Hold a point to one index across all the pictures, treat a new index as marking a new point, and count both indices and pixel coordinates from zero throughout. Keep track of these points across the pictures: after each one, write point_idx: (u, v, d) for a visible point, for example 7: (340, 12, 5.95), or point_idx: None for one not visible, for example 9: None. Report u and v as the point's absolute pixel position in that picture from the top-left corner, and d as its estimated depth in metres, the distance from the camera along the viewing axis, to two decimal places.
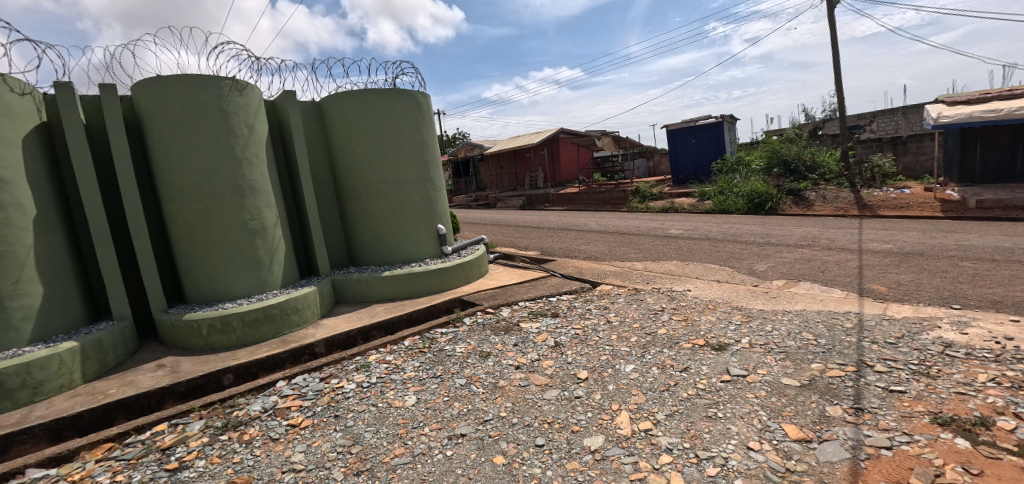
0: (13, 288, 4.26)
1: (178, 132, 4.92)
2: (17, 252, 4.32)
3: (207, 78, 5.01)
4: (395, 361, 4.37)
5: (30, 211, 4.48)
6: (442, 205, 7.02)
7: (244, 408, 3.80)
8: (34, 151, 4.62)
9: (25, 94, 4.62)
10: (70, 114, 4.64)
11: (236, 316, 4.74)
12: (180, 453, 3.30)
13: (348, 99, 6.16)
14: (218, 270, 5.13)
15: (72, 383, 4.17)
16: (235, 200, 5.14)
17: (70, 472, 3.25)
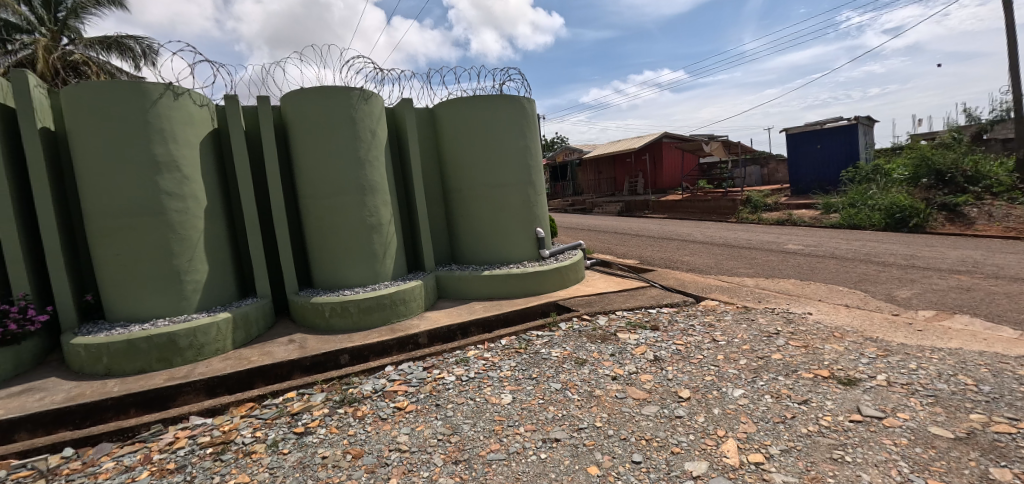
0: (188, 265, 5.16)
1: (315, 136, 5.58)
2: (193, 236, 5.22)
3: (340, 89, 5.63)
4: (492, 359, 4.52)
5: (204, 202, 5.38)
6: (541, 210, 7.10)
7: (358, 387, 4.19)
8: (209, 152, 5.55)
9: (204, 106, 5.57)
10: (234, 121, 5.50)
11: (354, 303, 5.23)
12: (306, 419, 3.73)
13: (459, 106, 6.52)
14: (340, 260, 5.71)
15: (225, 348, 4.94)
16: (357, 198, 5.69)
17: (222, 423, 3.86)
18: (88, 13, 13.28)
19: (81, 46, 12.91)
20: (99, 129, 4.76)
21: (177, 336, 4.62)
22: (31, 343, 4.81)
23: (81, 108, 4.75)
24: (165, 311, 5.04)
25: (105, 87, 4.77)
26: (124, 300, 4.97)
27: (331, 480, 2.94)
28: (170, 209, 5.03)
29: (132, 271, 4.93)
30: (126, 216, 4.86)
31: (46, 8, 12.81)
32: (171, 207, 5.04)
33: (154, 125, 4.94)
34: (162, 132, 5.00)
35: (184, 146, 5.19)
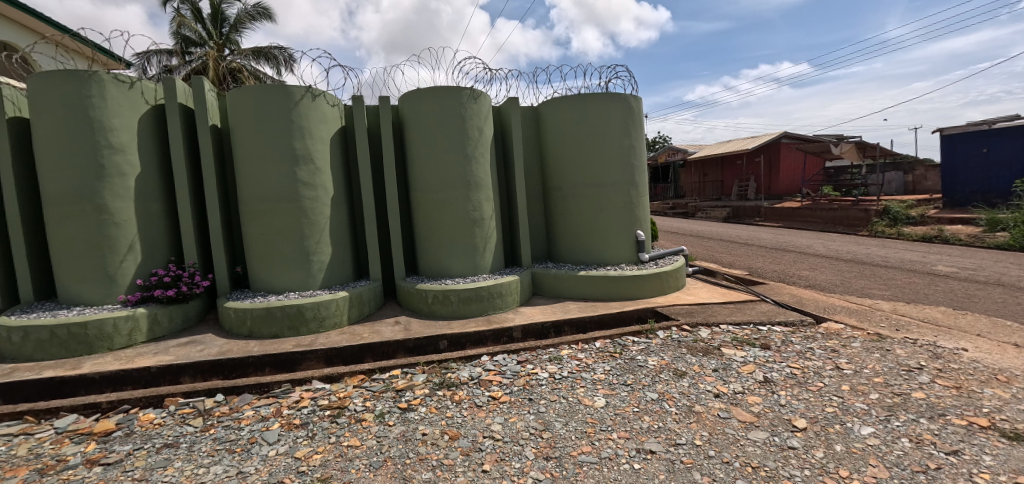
0: (315, 247, 5.82)
1: (427, 134, 5.95)
2: (321, 222, 5.87)
3: (453, 89, 5.95)
4: (586, 360, 4.51)
5: (331, 192, 6.02)
6: (643, 212, 6.86)
7: (456, 372, 4.43)
8: (337, 147, 6.19)
9: (335, 106, 6.22)
10: (359, 120, 6.09)
11: (454, 292, 5.52)
12: (409, 396, 4.04)
13: (563, 105, 6.55)
14: (444, 250, 6.06)
15: (342, 323, 5.50)
16: (463, 193, 5.99)
17: (338, 390, 4.32)
18: (246, 26, 15.51)
19: (240, 56, 15.17)
20: (254, 126, 5.56)
21: (304, 308, 5.25)
22: (195, 303, 5.78)
23: (241, 108, 5.58)
24: (296, 286, 5.75)
25: (260, 90, 5.54)
26: (266, 274, 5.75)
27: (430, 456, 3.16)
28: (304, 196, 5.71)
29: (273, 250, 5.69)
30: (271, 202, 5.63)
31: (214, 24, 15.18)
32: (305, 195, 5.72)
33: (295, 123, 5.65)
34: (301, 129, 5.69)
35: (318, 142, 5.85)
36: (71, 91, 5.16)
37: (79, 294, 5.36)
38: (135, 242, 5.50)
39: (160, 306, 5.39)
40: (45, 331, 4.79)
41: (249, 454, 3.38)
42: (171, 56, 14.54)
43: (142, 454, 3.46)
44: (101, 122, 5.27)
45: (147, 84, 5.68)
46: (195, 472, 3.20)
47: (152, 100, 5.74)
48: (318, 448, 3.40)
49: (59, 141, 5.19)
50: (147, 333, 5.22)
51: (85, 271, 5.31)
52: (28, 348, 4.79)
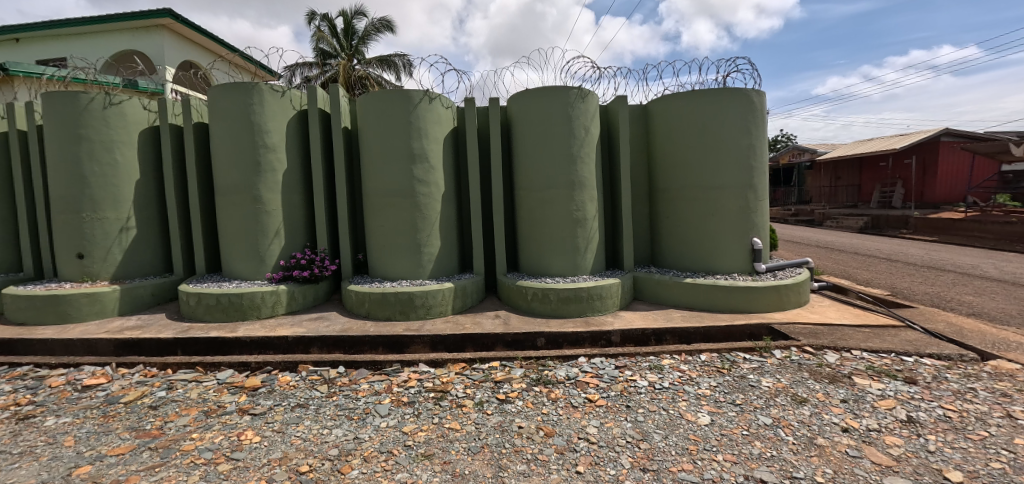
0: (426, 240, 6.25)
1: (534, 133, 6.07)
2: (432, 217, 6.29)
3: (561, 88, 5.98)
4: (689, 373, 4.30)
5: (443, 189, 6.41)
6: (762, 218, 6.29)
7: (553, 370, 4.51)
8: (450, 147, 6.58)
9: (450, 108, 6.61)
10: (470, 121, 6.40)
11: (554, 291, 5.58)
12: (507, 389, 4.19)
13: (675, 103, 6.26)
14: (545, 249, 6.14)
15: (447, 312, 5.86)
16: (567, 192, 6.01)
17: (442, 374, 4.62)
18: (372, 38, 17.13)
19: (368, 63, 16.84)
20: (379, 128, 6.13)
21: (414, 296, 5.68)
22: (324, 284, 6.55)
23: (368, 112, 6.18)
24: (409, 274, 6.24)
25: (385, 95, 6.09)
26: (383, 262, 6.32)
27: (525, 449, 3.25)
28: (419, 192, 6.17)
29: (390, 241, 6.23)
30: (390, 196, 6.16)
31: (346, 37, 16.98)
32: (420, 192, 6.18)
33: (414, 124, 6.12)
34: (419, 130, 6.15)
35: (433, 142, 6.27)
36: (239, 100, 6.14)
37: (238, 270, 6.37)
38: (281, 228, 6.39)
39: (297, 285, 6.21)
40: (213, 298, 5.77)
41: (364, 423, 3.77)
42: (311, 67, 16.55)
43: (280, 410, 4.03)
44: (260, 126, 6.21)
45: (295, 92, 6.55)
46: (320, 432, 3.65)
47: (298, 106, 6.61)
48: (423, 426, 3.67)
49: (230, 142, 6.22)
50: (286, 306, 6.04)
51: (243, 251, 6.30)
52: (200, 311, 5.82)
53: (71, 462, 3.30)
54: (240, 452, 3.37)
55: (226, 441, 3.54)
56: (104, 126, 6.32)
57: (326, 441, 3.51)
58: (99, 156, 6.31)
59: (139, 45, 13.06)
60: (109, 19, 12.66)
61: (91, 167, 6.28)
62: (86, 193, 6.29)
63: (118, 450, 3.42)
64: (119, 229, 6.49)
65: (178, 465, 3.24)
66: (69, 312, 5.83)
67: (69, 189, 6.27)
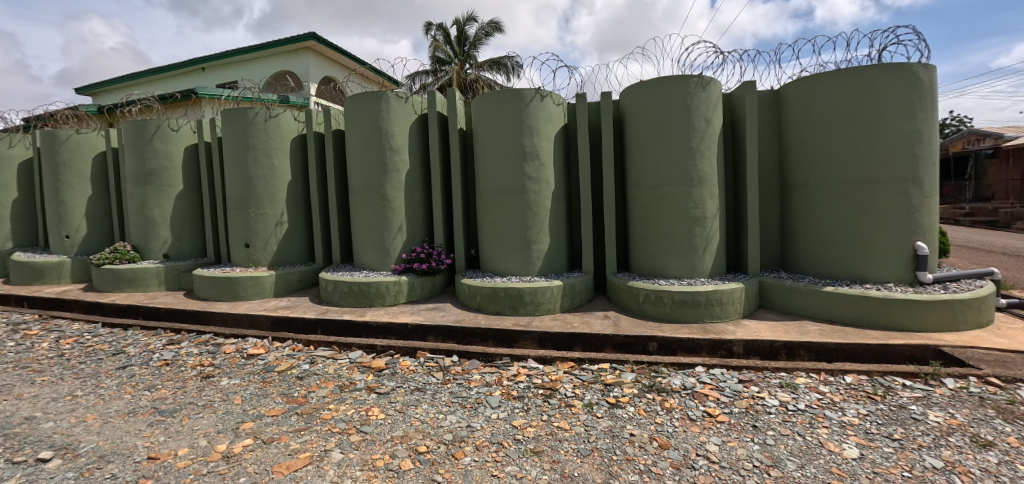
0: (536, 237, 6.31)
1: (649, 127, 5.78)
2: (542, 214, 6.33)
3: (679, 78, 5.61)
4: (831, 396, 3.78)
5: (553, 186, 6.41)
6: (931, 218, 5.24)
7: (667, 378, 4.29)
8: (560, 144, 6.56)
9: (561, 105, 6.58)
10: (582, 117, 6.30)
11: (668, 293, 5.28)
12: (617, 393, 4.07)
13: (817, 86, 5.52)
14: (659, 249, 5.83)
15: (555, 309, 5.86)
16: (684, 189, 5.63)
17: (551, 371, 4.65)
18: (482, 42, 17.83)
19: (479, 67, 17.61)
20: (492, 127, 6.32)
21: (524, 292, 5.77)
22: (440, 277, 6.97)
23: (482, 112, 6.40)
24: (519, 270, 6.36)
25: (499, 95, 6.26)
26: (494, 258, 6.53)
27: (637, 458, 3.10)
28: (530, 190, 6.25)
29: (501, 237, 6.41)
30: (502, 194, 6.33)
31: (459, 43, 17.93)
32: (531, 189, 6.25)
33: (526, 123, 6.20)
34: (530, 128, 6.22)
35: (544, 140, 6.31)
36: (370, 107, 6.78)
37: (367, 261, 7.05)
38: (403, 224, 6.93)
39: (416, 276, 6.68)
40: (346, 285, 6.46)
41: (476, 412, 3.91)
42: (428, 73, 17.64)
43: (402, 392, 4.37)
44: (388, 130, 6.79)
45: (417, 98, 7.04)
46: (437, 416, 3.87)
47: (419, 110, 7.10)
48: (532, 422, 3.70)
49: (362, 145, 6.90)
50: (407, 296, 6.53)
51: (371, 244, 6.96)
52: (336, 296, 6.55)
53: (239, 417, 3.92)
54: (368, 426, 3.72)
55: (357, 415, 3.93)
56: (265, 136, 7.43)
57: (442, 426, 3.71)
58: (262, 161, 7.44)
59: (291, 65, 15.13)
60: (269, 45, 14.86)
61: (256, 170, 7.42)
62: (252, 193, 7.46)
63: (273, 412, 3.99)
64: (275, 223, 7.57)
65: (319, 431, 3.68)
66: (239, 292, 6.94)
67: (240, 189, 7.49)
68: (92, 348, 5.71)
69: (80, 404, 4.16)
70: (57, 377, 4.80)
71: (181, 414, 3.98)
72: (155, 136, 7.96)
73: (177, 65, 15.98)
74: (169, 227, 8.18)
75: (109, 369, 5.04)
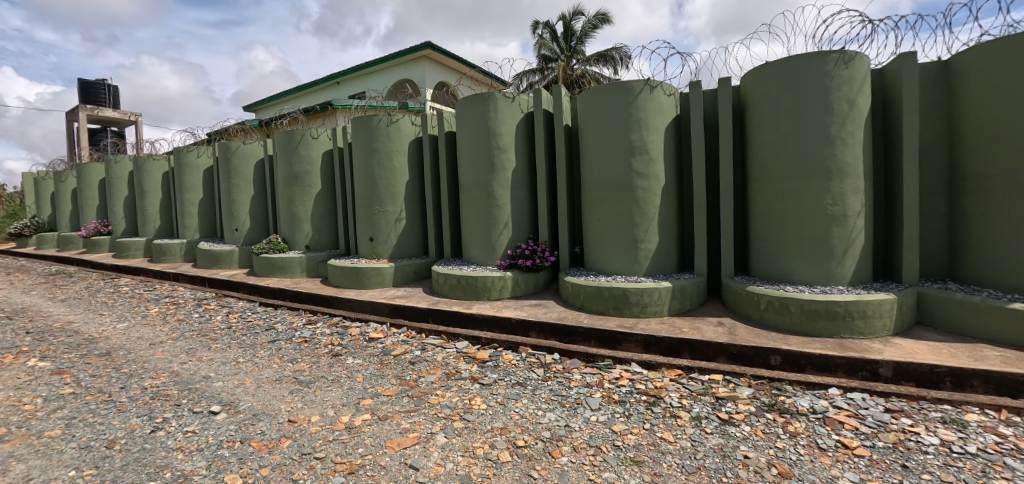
0: (643, 235, 6.02)
1: (775, 114, 5.17)
2: (651, 212, 6.02)
3: (815, 55, 4.91)
4: (1015, 442, 3.06)
5: (663, 182, 6.06)
6: None
7: (792, 398, 3.82)
8: (672, 137, 6.17)
9: (672, 95, 6.17)
10: (696, 107, 5.85)
11: (796, 301, 4.67)
12: (730, 408, 3.72)
13: (1003, 52, 4.44)
14: (787, 251, 5.19)
15: (662, 312, 5.53)
16: (819, 183, 4.93)
17: (656, 378, 4.41)
18: (589, 35, 17.53)
19: (585, 62, 17.41)
20: (598, 122, 6.17)
21: (629, 293, 5.54)
22: (543, 273, 7.02)
23: (588, 107, 6.28)
24: (624, 270, 6.13)
25: (605, 88, 6.08)
26: (599, 256, 6.38)
27: None
28: (637, 186, 5.98)
29: (606, 235, 6.24)
30: (608, 190, 6.15)
31: (566, 39, 17.89)
32: (639, 185, 5.98)
33: (634, 115, 5.94)
34: (639, 121, 5.94)
35: (654, 133, 5.98)
36: (479, 108, 7.05)
37: (475, 256, 7.37)
38: (509, 221, 7.10)
39: (521, 272, 6.81)
40: (455, 278, 6.80)
41: (575, 413, 3.85)
42: (534, 72, 17.90)
43: (503, 384, 4.48)
44: (495, 130, 7.00)
45: (523, 97, 7.15)
46: (536, 412, 3.89)
47: (526, 109, 7.20)
48: (633, 429, 3.54)
49: (472, 145, 7.21)
50: (511, 291, 6.68)
51: (479, 240, 7.25)
52: (445, 288, 6.94)
53: (361, 393, 4.36)
54: (471, 415, 3.88)
55: (461, 403, 4.12)
56: (387, 140, 8.13)
57: (540, 423, 3.72)
58: (384, 163, 8.16)
59: (410, 74, 16.38)
60: (392, 56, 16.24)
61: (380, 171, 8.17)
62: (376, 192, 8.23)
63: (388, 392, 4.36)
64: (395, 219, 8.27)
65: (427, 414, 3.92)
66: (363, 280, 7.71)
67: (367, 188, 8.31)
68: (251, 323, 6.78)
69: (242, 369, 4.97)
70: (226, 345, 5.80)
71: (315, 385, 4.54)
72: (300, 143, 9.19)
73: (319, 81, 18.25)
74: (310, 222, 9.40)
75: (263, 341, 5.95)
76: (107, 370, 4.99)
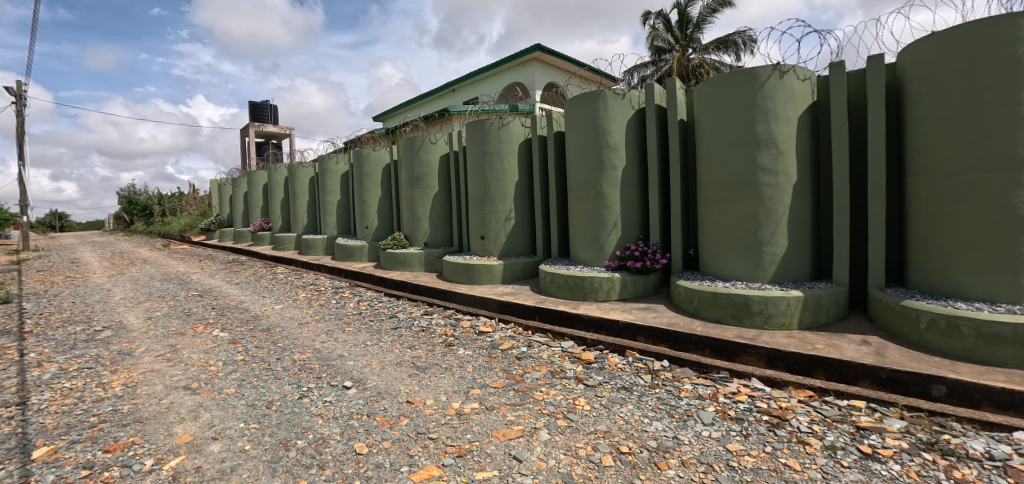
0: (769, 238, 5.45)
1: (943, 95, 4.33)
2: (779, 211, 5.43)
3: (1002, 19, 4.00)
4: None
5: (795, 178, 5.43)
6: None
7: (960, 439, 3.19)
8: (806, 126, 5.50)
9: (806, 80, 5.50)
10: (837, 92, 5.14)
11: (971, 323, 3.86)
12: (875, 442, 3.22)
13: None
14: (958, 259, 4.32)
15: (791, 325, 4.94)
16: (1006, 176, 4.01)
17: (781, 397, 3.97)
18: (708, 21, 16.38)
19: (702, 50, 16.31)
20: (717, 114, 5.73)
21: (751, 301, 5.05)
22: (653, 276, 6.73)
23: (706, 99, 5.87)
24: (745, 275, 5.61)
25: (726, 78, 5.63)
26: (716, 260, 5.93)
27: None
28: (763, 183, 5.44)
29: (725, 237, 5.77)
30: (727, 188, 5.69)
31: (680, 28, 16.93)
32: (765, 182, 5.43)
33: (760, 105, 5.40)
34: (766, 111, 5.39)
35: (784, 124, 5.39)
36: (588, 106, 6.99)
37: (582, 256, 7.33)
38: (618, 221, 6.93)
39: (629, 274, 6.60)
40: (561, 278, 6.83)
41: (685, 425, 3.63)
42: (646, 66, 17.23)
43: (608, 387, 4.39)
44: (604, 128, 6.89)
45: (634, 92, 6.93)
46: (642, 420, 3.74)
47: (637, 105, 6.97)
48: (752, 450, 3.23)
49: (580, 144, 7.19)
50: (619, 293, 6.51)
51: (587, 240, 7.20)
52: (551, 287, 7.00)
53: (470, 383, 4.60)
54: (574, 415, 3.87)
55: (565, 402, 4.13)
56: (498, 142, 8.46)
57: (646, 431, 3.57)
58: (495, 164, 8.51)
59: (520, 77, 16.84)
60: (504, 61, 16.86)
61: (491, 172, 8.54)
62: (487, 192, 8.61)
63: (495, 384, 4.54)
64: (505, 218, 8.57)
65: (531, 409, 4.01)
66: (474, 277, 8.11)
67: (479, 189, 8.74)
68: (377, 311, 7.54)
69: (369, 351, 5.57)
70: (357, 329, 6.53)
71: (430, 372, 4.90)
72: (420, 148, 9.98)
73: (437, 89, 19.63)
74: (428, 221, 10.16)
75: (387, 328, 6.58)
76: (267, 343, 5.94)
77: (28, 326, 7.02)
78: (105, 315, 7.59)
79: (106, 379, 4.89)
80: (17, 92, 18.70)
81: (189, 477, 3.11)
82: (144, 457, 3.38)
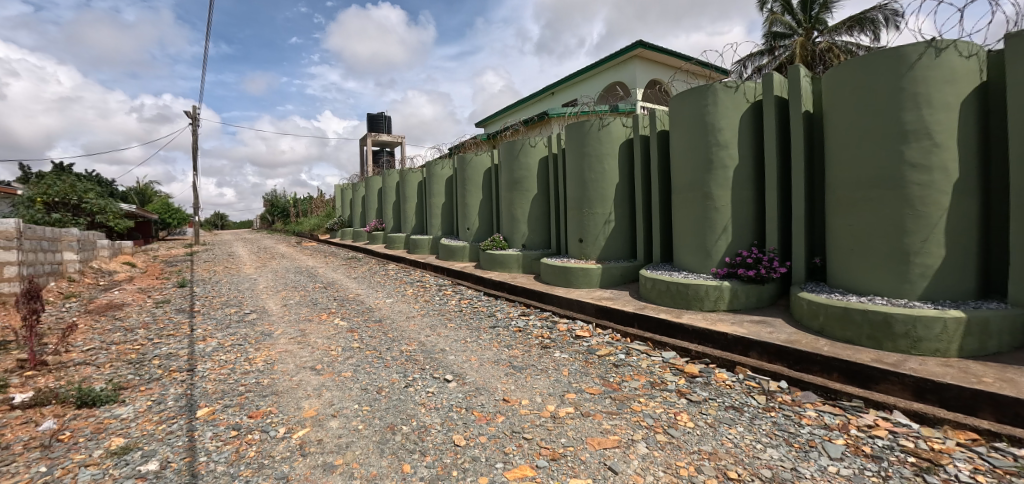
0: (919, 247, 4.63)
1: None
2: (934, 214, 4.58)
3: None
4: None
5: (955, 174, 4.55)
6: None
7: None
8: (972, 111, 4.59)
9: (972, 56, 4.59)
10: (1015, 67, 4.21)
11: None
12: None
13: None
14: None
15: (947, 352, 4.14)
16: None
17: (931, 437, 3.34)
18: None
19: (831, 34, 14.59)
20: (852, 103, 5.02)
21: (893, 320, 4.33)
22: (769, 287, 6.09)
23: (837, 87, 5.18)
24: (885, 289, 4.84)
25: (862, 61, 4.91)
26: (848, 270, 5.19)
27: None
28: (912, 181, 4.63)
29: (860, 244, 5.03)
30: (864, 188, 4.95)
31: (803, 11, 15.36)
32: (914, 180, 4.63)
33: (907, 90, 4.62)
34: (915, 97, 4.59)
35: (941, 110, 4.55)
36: (695, 102, 6.57)
37: (687, 262, 6.89)
38: (728, 225, 6.42)
39: (740, 283, 6.05)
40: (663, 285, 6.48)
41: (807, 456, 3.21)
42: (762, 55, 15.87)
43: (715, 405, 4.05)
44: (713, 124, 6.41)
45: (749, 84, 6.35)
46: (753, 445, 3.39)
47: (752, 97, 6.37)
48: None
49: (685, 142, 6.77)
50: (728, 303, 5.99)
51: (692, 245, 6.76)
52: (653, 294, 6.68)
53: (566, 387, 4.55)
54: (676, 431, 3.64)
55: (665, 416, 3.90)
56: (598, 143, 8.32)
57: (758, 458, 3.22)
58: (594, 165, 8.38)
59: (621, 76, 16.43)
60: (602, 61, 16.63)
61: (590, 174, 8.43)
62: (586, 194, 8.52)
63: (592, 390, 4.44)
64: (603, 221, 8.40)
65: (629, 420, 3.84)
66: (572, 279, 8.04)
67: (577, 191, 8.68)
68: (477, 309, 7.83)
69: (469, 347, 5.79)
70: (458, 325, 6.85)
71: (526, 372, 4.96)
72: (520, 152, 10.21)
73: (536, 93, 19.92)
74: (526, 223, 10.34)
75: (486, 326, 6.81)
76: (379, 334, 6.48)
77: (197, 306, 8.46)
78: (252, 301, 8.87)
79: (251, 355, 5.71)
80: (193, 115, 22.76)
81: (313, 447, 3.50)
82: (278, 425, 3.87)
